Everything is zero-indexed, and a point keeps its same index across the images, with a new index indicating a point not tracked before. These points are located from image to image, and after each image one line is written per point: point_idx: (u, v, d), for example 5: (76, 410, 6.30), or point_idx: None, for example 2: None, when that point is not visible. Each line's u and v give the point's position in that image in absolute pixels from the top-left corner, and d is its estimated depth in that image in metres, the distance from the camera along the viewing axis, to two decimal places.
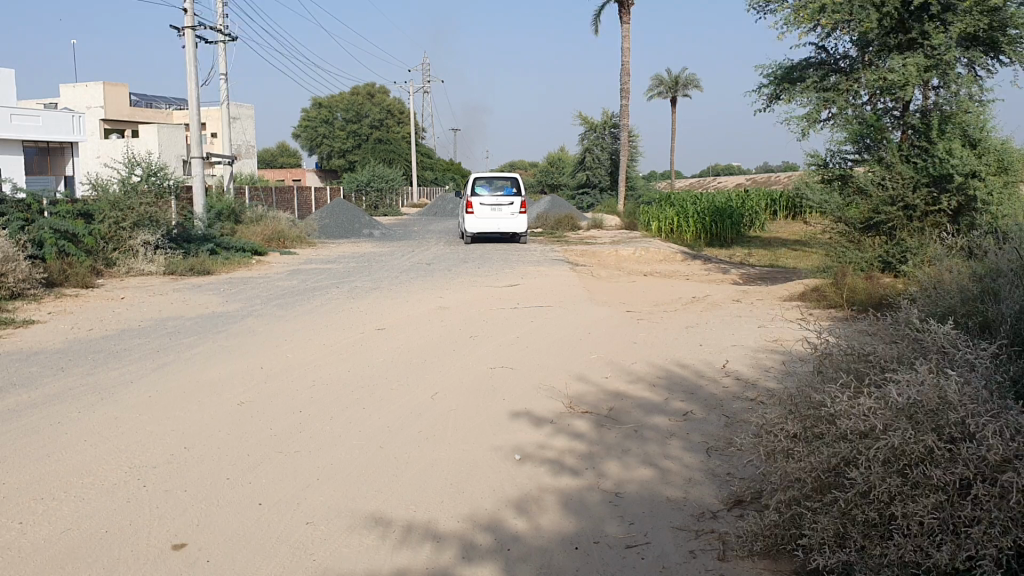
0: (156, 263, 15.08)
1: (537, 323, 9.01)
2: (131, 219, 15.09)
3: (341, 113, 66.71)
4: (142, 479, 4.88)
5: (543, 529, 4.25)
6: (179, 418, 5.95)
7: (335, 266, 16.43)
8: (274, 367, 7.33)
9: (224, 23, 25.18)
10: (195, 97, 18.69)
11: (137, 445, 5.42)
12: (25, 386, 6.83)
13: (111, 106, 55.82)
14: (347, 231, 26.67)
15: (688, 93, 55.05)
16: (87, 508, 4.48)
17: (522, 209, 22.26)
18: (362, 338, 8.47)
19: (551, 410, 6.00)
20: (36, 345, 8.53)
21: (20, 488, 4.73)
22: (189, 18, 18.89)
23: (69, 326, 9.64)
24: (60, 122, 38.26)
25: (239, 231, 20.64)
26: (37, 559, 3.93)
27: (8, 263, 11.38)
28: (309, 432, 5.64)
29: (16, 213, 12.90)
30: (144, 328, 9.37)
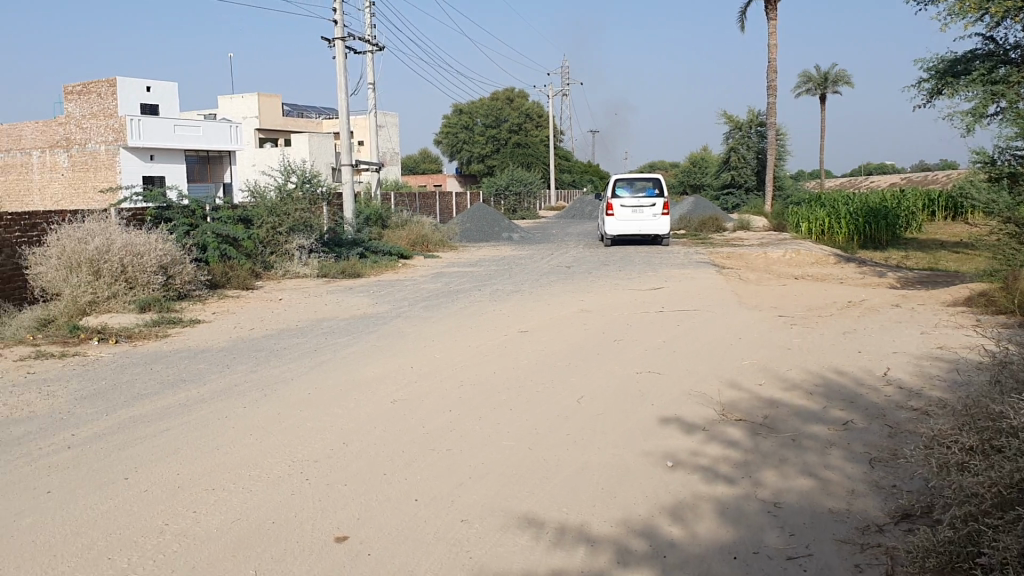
0: (309, 266, 15.72)
1: (684, 328, 8.85)
2: (287, 224, 15.81)
3: (481, 119, 67.44)
4: (304, 472, 5.09)
5: (700, 537, 4.19)
6: (336, 415, 6.18)
7: (478, 269, 16.72)
8: (424, 367, 7.51)
9: (371, 33, 25.97)
10: (344, 107, 19.37)
11: (298, 439, 5.67)
12: (194, 382, 7.26)
13: (264, 116, 58.66)
14: (488, 234, 27.03)
15: (838, 89, 53.06)
16: (255, 499, 4.72)
17: (665, 210, 21.96)
18: (506, 341, 8.53)
19: (702, 417, 5.90)
20: (203, 343, 9.04)
21: (193, 479, 5.02)
22: (340, 29, 19.57)
23: (233, 325, 10.19)
24: (220, 131, 40.56)
25: (386, 235, 21.35)
26: (212, 547, 4.17)
27: (176, 266, 12.31)
28: (460, 432, 5.75)
29: (182, 219, 13.78)
30: (303, 328, 9.80)
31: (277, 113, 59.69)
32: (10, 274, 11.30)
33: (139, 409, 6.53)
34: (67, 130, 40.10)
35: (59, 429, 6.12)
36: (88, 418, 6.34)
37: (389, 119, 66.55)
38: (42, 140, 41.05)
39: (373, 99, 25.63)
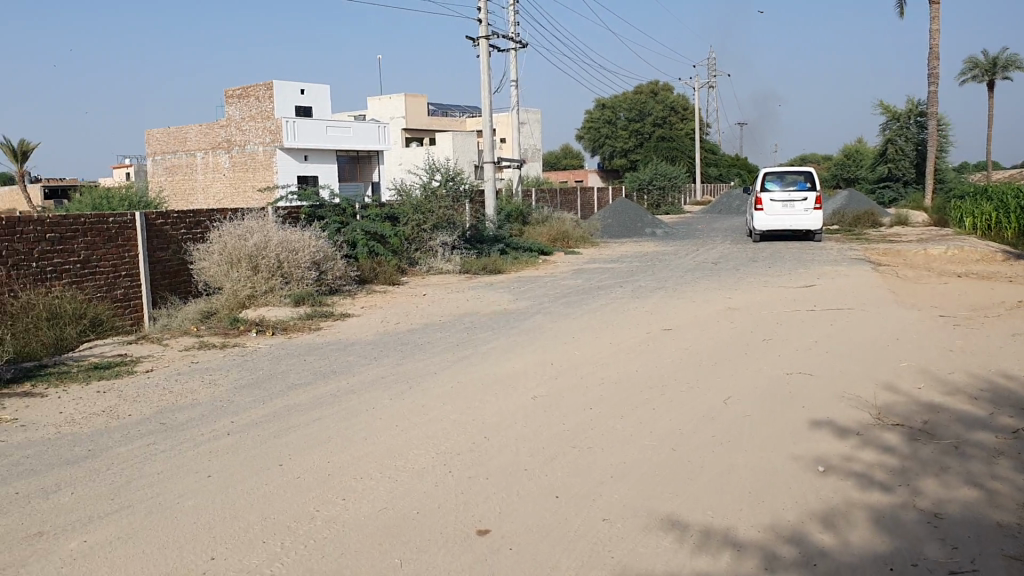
0: (452, 262, 16.03)
1: (837, 327, 8.49)
2: (431, 222, 16.12)
3: (625, 113, 67.11)
4: (448, 465, 5.18)
5: (853, 546, 4.00)
6: (479, 409, 6.26)
7: (620, 265, 16.61)
8: (566, 363, 7.51)
9: (515, 30, 26.23)
10: (488, 105, 19.62)
11: (443, 432, 5.78)
12: (344, 373, 7.52)
13: (411, 116, 60.24)
14: (630, 230, 26.82)
15: (1009, 75, 49.74)
16: (401, 489, 4.83)
17: (817, 205, 21.18)
18: (649, 338, 8.42)
19: (856, 421, 5.65)
20: (352, 336, 9.37)
21: (343, 467, 5.20)
22: (484, 27, 19.84)
23: (380, 319, 10.51)
24: (369, 131, 41.93)
25: (528, 232, 21.55)
26: (360, 534, 4.30)
27: (327, 262, 12.83)
28: (602, 429, 5.72)
29: (332, 217, 14.33)
30: (447, 322, 10.00)
31: (423, 112, 61.17)
32: (177, 269, 12.04)
33: (292, 398, 6.82)
34: (229, 132, 42.36)
35: (220, 416, 6.47)
36: (246, 406, 6.66)
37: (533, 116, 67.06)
38: (206, 142, 43.54)
39: (516, 97, 25.87)
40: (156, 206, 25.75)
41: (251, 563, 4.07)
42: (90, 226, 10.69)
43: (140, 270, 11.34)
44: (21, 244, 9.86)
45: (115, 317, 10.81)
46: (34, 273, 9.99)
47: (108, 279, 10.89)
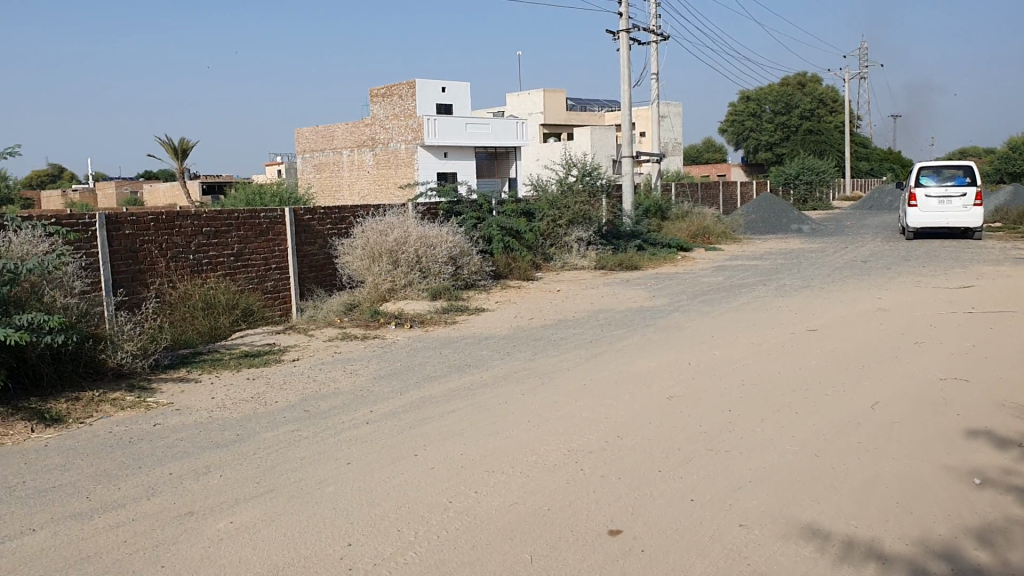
0: (588, 258, 15.98)
1: (999, 331, 7.94)
2: (567, 217, 16.13)
3: (770, 105, 65.23)
4: (580, 462, 5.13)
5: (1012, 566, 3.72)
6: (612, 407, 6.19)
7: (762, 263, 16.11)
8: (702, 363, 7.34)
9: (656, 23, 25.87)
10: (627, 99, 19.44)
11: (575, 429, 5.74)
12: (478, 367, 7.60)
13: (550, 112, 60.44)
14: (774, 226, 26.03)
15: None
16: (533, 485, 4.82)
17: (978, 201, 19.95)
18: (791, 339, 8.12)
19: (1018, 432, 5.26)
20: (487, 330, 9.46)
21: (475, 460, 5.24)
22: (625, 21, 19.66)
23: (515, 314, 10.57)
24: (508, 127, 42.33)
25: (666, 228, 21.24)
26: (491, 528, 4.31)
27: (463, 257, 13.02)
28: (740, 432, 5.54)
29: (470, 213, 14.54)
30: (582, 318, 9.96)
31: (563, 108, 61.26)
32: (323, 262, 12.47)
33: (427, 390, 6.93)
34: (372, 130, 43.61)
35: (359, 405, 6.65)
36: (384, 396, 6.82)
37: (674, 109, 66.07)
38: (352, 140, 44.98)
39: (657, 90, 25.53)
40: (303, 202, 26.78)
41: (385, 550, 4.15)
42: (243, 220, 11.22)
43: (288, 264, 11.81)
44: (181, 238, 10.45)
45: (266, 307, 11.35)
46: (191, 265, 10.57)
47: (260, 271, 11.41)
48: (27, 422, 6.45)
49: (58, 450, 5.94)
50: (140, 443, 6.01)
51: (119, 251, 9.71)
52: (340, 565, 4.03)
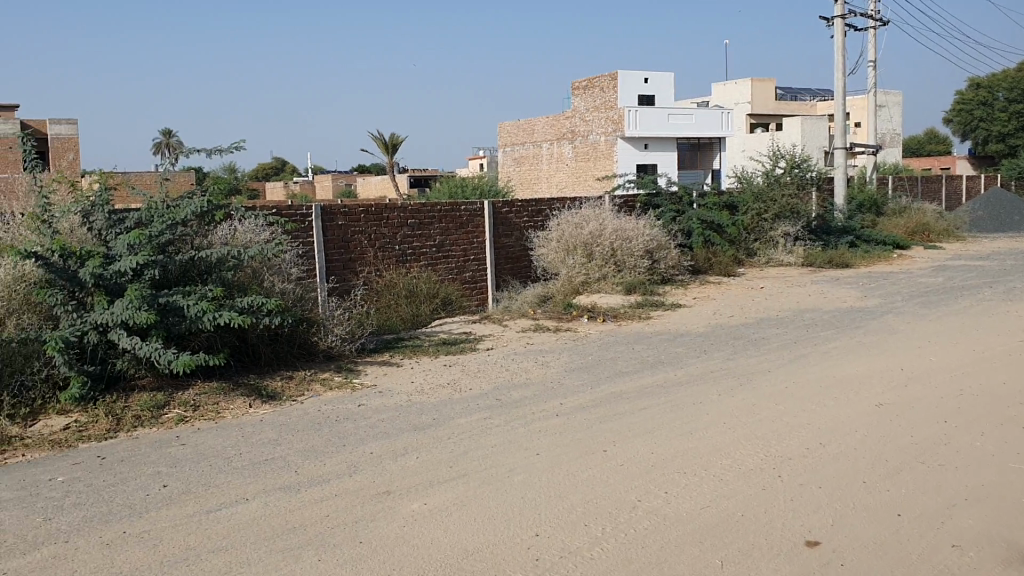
0: (795, 254, 15.34)
1: None
2: (773, 211, 15.55)
3: (1004, 92, 60.05)
4: (777, 468, 4.92)
5: None
6: (814, 412, 5.90)
7: (990, 263, 14.86)
8: (916, 370, 6.85)
9: (875, 7, 24.39)
10: (841, 88, 18.47)
11: (773, 434, 5.51)
12: (673, 365, 7.47)
13: (757, 103, 58.49)
14: (1005, 224, 23.95)
15: None
16: (725, 489, 4.67)
17: None
18: (1020, 347, 7.42)
19: None
20: (683, 327, 9.29)
21: (666, 460, 5.14)
22: (840, 6, 18.66)
23: (713, 311, 10.30)
24: (713, 119, 41.35)
25: (881, 224, 20.03)
26: (680, 530, 4.22)
27: (661, 251, 12.84)
28: (957, 446, 5.13)
29: (669, 206, 14.33)
30: (784, 318, 9.56)
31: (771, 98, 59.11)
32: (520, 254, 12.68)
33: (620, 386, 6.88)
34: (573, 123, 43.88)
35: (550, 397, 6.70)
36: (575, 389, 6.83)
37: (892, 98, 62.20)
38: (553, 133, 45.47)
39: (874, 78, 24.09)
40: (505, 195, 27.36)
41: (572, 544, 4.15)
42: (445, 212, 11.59)
43: (486, 255, 12.10)
44: (387, 229, 10.92)
45: (464, 297, 11.70)
46: (396, 255, 11.03)
47: (459, 262, 11.76)
48: (246, 398, 6.97)
49: (272, 425, 6.37)
50: (344, 423, 6.33)
51: (331, 241, 10.27)
52: (526, 555, 4.07)
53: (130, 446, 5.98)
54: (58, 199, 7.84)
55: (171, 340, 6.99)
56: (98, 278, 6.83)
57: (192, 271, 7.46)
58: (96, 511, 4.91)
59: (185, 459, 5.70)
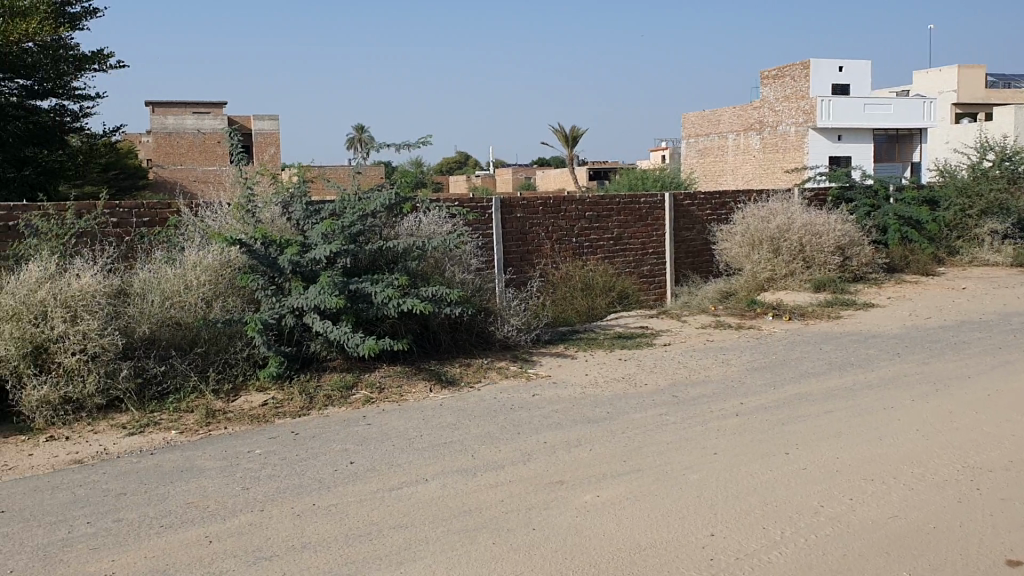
0: (1002, 254, 14.12)
1: None
2: (978, 207, 14.61)
3: None
4: (975, 481, 4.59)
5: None
6: (1020, 423, 5.45)
7: None
8: None
9: None
10: None
11: (971, 444, 5.15)
12: (862, 367, 7.11)
13: (963, 91, 54.62)
14: None
15: None
16: (916, 499, 4.41)
17: None
18: None
19: None
20: (875, 328, 8.83)
21: (851, 466, 4.91)
22: None
23: (908, 312, 9.72)
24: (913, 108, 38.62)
25: None
26: (865, 539, 4.02)
27: (853, 247, 12.25)
28: None
29: (863, 201, 13.75)
30: (989, 321, 8.89)
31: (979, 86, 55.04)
32: (701, 248, 12.49)
33: (803, 387, 6.63)
34: (763, 114, 42.63)
35: (730, 395, 6.54)
36: (756, 389, 6.64)
37: None
38: (740, 124, 44.32)
39: None
40: (690, 187, 26.81)
41: (748, 546, 4.04)
42: (624, 205, 11.56)
43: (666, 248, 11.98)
44: (567, 221, 10.98)
45: (640, 291, 11.65)
46: (574, 248, 11.09)
47: (637, 256, 11.71)
48: (427, 381, 7.21)
49: (450, 409, 6.57)
50: (520, 411, 6.43)
51: (511, 234, 10.44)
52: (701, 554, 3.99)
53: (320, 424, 6.33)
54: (261, 190, 8.38)
55: (359, 324, 7.33)
56: (295, 265, 7.26)
57: (380, 260, 7.80)
58: (289, 483, 5.22)
59: (370, 438, 5.97)
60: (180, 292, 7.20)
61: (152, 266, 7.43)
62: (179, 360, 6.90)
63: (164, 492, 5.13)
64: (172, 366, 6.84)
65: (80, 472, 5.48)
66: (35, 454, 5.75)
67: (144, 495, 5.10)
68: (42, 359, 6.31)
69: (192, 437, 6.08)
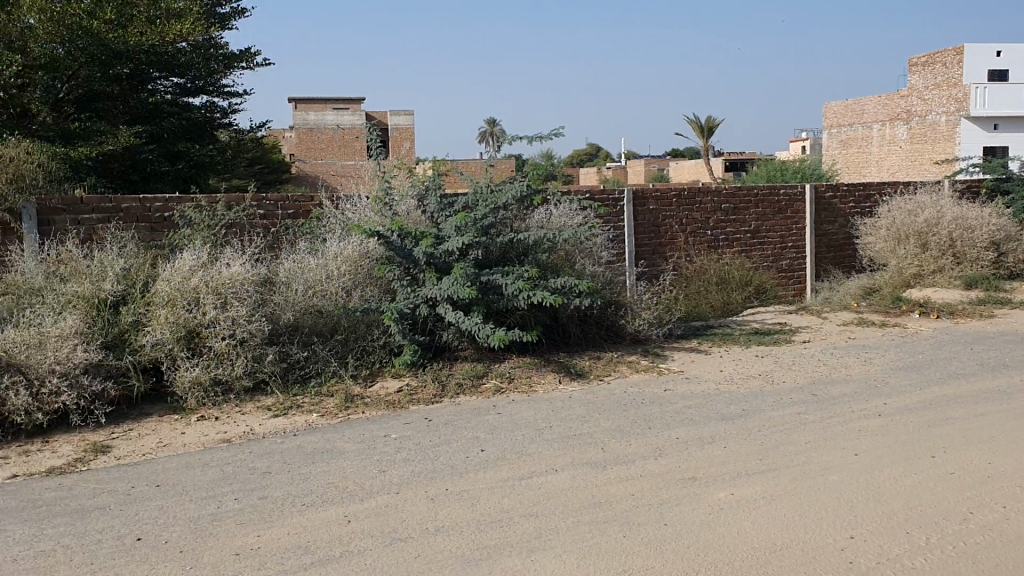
0: None
1: None
2: None
3: None
4: None
5: None
6: None
7: None
8: None
9: None
10: None
11: None
12: (1019, 369, 6.72)
13: None
14: None
15: None
16: None
17: None
18: None
19: None
20: None
21: (1005, 473, 4.66)
22: None
23: None
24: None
25: None
26: (1019, 550, 3.82)
27: (1009, 242, 11.57)
28: None
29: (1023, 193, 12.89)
30: None
31: None
32: (843, 243, 12.10)
33: (952, 389, 6.32)
34: (907, 102, 40.79)
35: (872, 396, 6.30)
36: (900, 389, 6.37)
37: None
38: (882, 114, 42.55)
39: None
40: (832, 179, 25.76)
41: (890, 551, 3.89)
42: (762, 197, 11.32)
43: (806, 241, 11.72)
44: (701, 213, 10.81)
45: (779, 286, 11.47)
46: (709, 240, 10.91)
47: (775, 249, 11.48)
48: (557, 373, 7.25)
49: (581, 401, 6.58)
50: (652, 405, 6.39)
51: (643, 225, 10.29)
52: (839, 557, 3.87)
53: (453, 411, 6.45)
54: (398, 183, 8.60)
55: (490, 315, 7.44)
56: (429, 257, 7.42)
57: (511, 252, 7.88)
58: (423, 468, 5.35)
59: (501, 427, 6.04)
60: (322, 281, 7.46)
61: (296, 256, 7.75)
62: (320, 346, 7.20)
63: (305, 472, 5.35)
64: (313, 352, 7.16)
65: (228, 450, 5.77)
66: (188, 432, 6.09)
67: (286, 474, 5.33)
68: (194, 343, 6.68)
69: (332, 420, 6.32)
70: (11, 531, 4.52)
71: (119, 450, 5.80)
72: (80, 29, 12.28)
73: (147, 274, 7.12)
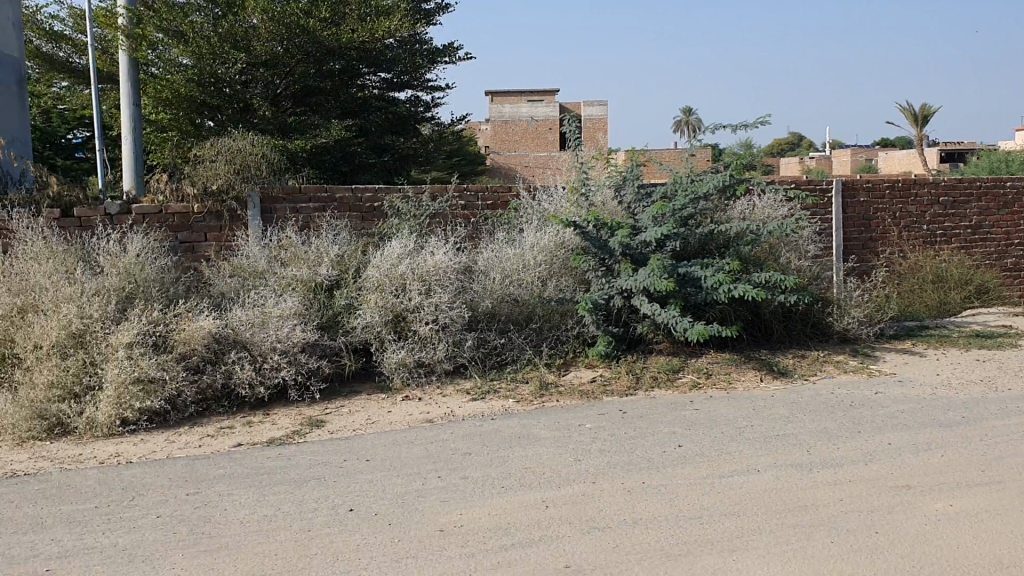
0: None
1: None
2: None
3: None
4: None
5: None
6: None
7: None
8: None
9: None
10: None
11: None
12: None
13: None
14: None
15: None
16: None
17: None
18: None
19: None
20: None
21: None
22: None
23: None
24: None
25: None
26: None
27: None
28: None
29: None
30: None
31: None
32: None
33: None
34: None
35: None
36: None
37: None
38: None
39: None
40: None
41: None
42: (985, 190, 10.70)
43: None
44: (916, 207, 10.22)
45: (1003, 285, 10.68)
46: (926, 235, 10.29)
47: (999, 247, 10.84)
48: (758, 370, 7.07)
49: (784, 401, 6.39)
50: (861, 408, 6.10)
51: (852, 219, 9.83)
52: None
53: (650, 405, 6.42)
54: (595, 174, 8.61)
55: (687, 308, 7.35)
56: (626, 248, 7.40)
57: (711, 244, 7.75)
58: (620, 459, 5.36)
59: (699, 423, 5.95)
60: (519, 270, 7.58)
61: (495, 246, 7.92)
62: (517, 334, 7.38)
63: (504, 456, 5.47)
64: (510, 340, 7.35)
65: (432, 431, 6.00)
66: (394, 410, 6.38)
67: (487, 456, 5.47)
68: (400, 327, 6.99)
69: (528, 407, 6.44)
70: (238, 494, 4.89)
71: (333, 424, 6.15)
72: (298, 28, 13.05)
73: (358, 260, 7.49)
